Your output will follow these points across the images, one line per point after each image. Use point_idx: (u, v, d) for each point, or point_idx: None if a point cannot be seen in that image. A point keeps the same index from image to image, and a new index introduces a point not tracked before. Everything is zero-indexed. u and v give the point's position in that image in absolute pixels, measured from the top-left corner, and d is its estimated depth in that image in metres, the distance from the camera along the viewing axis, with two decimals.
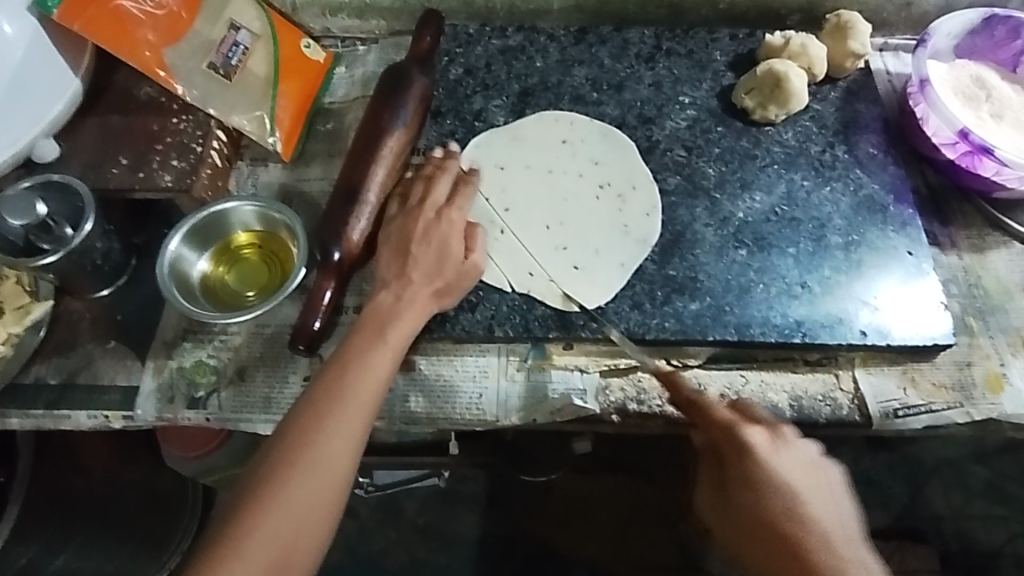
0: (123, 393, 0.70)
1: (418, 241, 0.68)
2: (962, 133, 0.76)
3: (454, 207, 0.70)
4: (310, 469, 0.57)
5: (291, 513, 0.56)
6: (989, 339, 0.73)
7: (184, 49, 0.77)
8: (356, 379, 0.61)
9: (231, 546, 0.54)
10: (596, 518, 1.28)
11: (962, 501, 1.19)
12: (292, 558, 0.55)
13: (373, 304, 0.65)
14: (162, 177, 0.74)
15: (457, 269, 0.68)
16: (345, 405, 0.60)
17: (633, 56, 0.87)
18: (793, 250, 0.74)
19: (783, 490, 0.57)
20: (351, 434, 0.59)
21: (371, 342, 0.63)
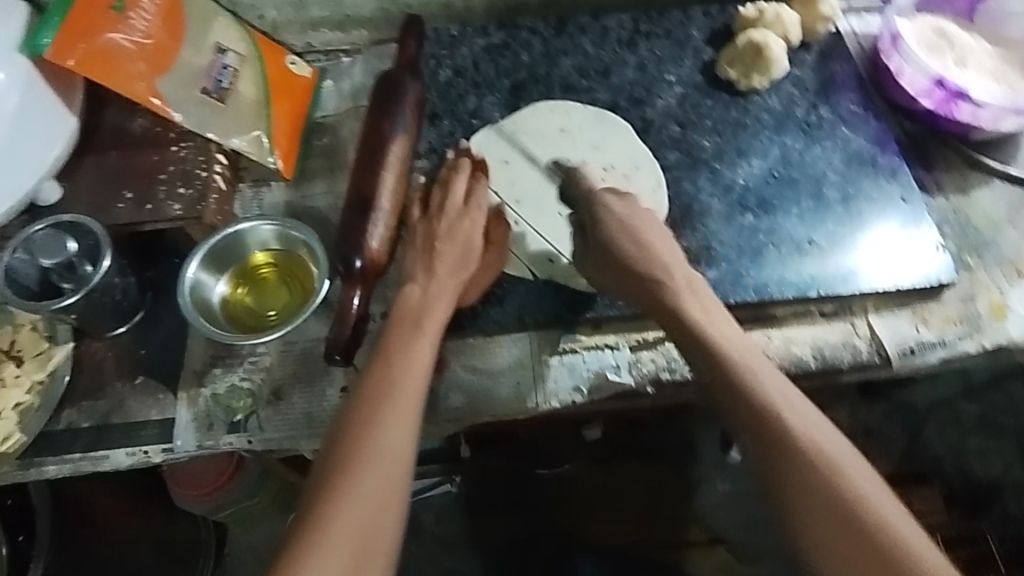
0: (160, 428, 0.69)
1: (442, 238, 0.70)
2: (938, 79, 0.82)
3: (473, 206, 0.72)
4: (374, 457, 0.58)
5: (364, 500, 0.56)
6: (988, 272, 0.77)
7: (175, 77, 0.76)
8: (403, 368, 0.63)
9: (316, 535, 0.54)
10: (620, 505, 1.30)
11: (957, 439, 1.24)
12: (374, 545, 0.55)
13: (402, 301, 0.67)
14: (170, 207, 0.73)
15: (480, 262, 0.71)
16: (398, 393, 0.61)
17: (614, 42, 0.90)
18: (795, 209, 0.77)
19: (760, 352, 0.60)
20: (408, 419, 0.60)
21: (409, 334, 0.65)
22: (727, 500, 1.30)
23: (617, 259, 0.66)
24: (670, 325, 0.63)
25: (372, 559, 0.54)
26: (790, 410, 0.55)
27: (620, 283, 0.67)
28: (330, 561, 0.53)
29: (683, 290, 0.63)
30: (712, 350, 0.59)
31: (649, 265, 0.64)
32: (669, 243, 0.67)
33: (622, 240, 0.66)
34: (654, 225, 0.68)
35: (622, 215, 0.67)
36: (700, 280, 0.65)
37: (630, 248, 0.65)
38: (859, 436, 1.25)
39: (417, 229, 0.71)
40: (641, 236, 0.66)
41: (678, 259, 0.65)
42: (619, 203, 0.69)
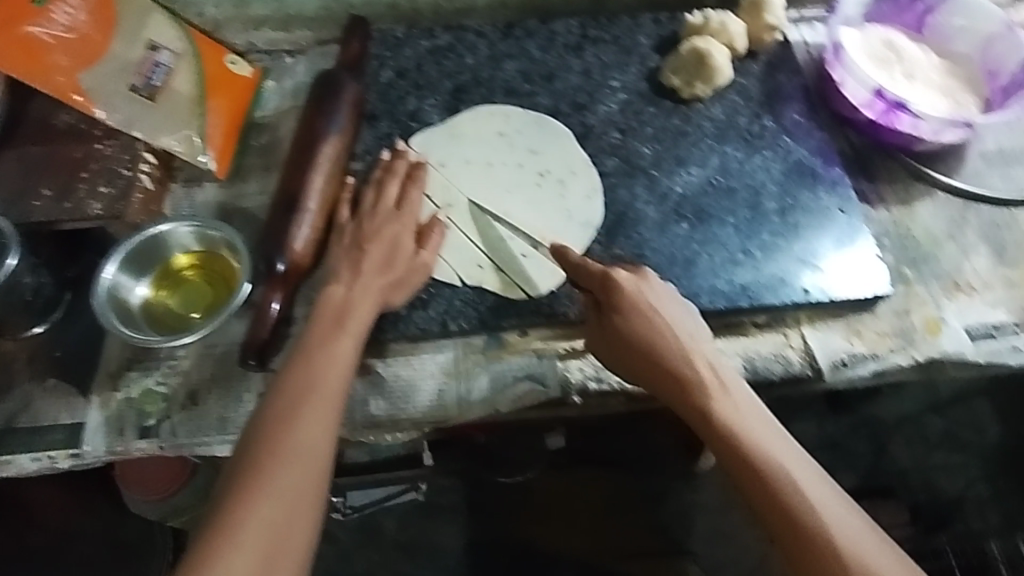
0: (67, 431, 0.67)
1: (371, 239, 0.68)
2: (878, 91, 0.81)
3: (406, 207, 0.71)
4: (288, 458, 0.56)
5: (278, 502, 0.55)
6: (925, 286, 0.76)
7: (102, 71, 0.75)
8: (322, 366, 0.61)
9: (226, 538, 0.53)
10: (575, 511, 1.28)
11: (922, 453, 1.22)
12: (286, 548, 0.54)
13: (324, 300, 0.65)
14: (91, 205, 0.72)
15: (408, 263, 0.68)
16: (315, 392, 0.59)
17: (560, 46, 0.89)
18: (731, 219, 0.76)
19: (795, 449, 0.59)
20: (326, 418, 0.59)
21: (330, 331, 0.63)
22: (697, 510, 1.28)
23: (641, 351, 0.63)
24: (703, 429, 0.60)
25: (284, 563, 0.54)
26: (833, 525, 0.55)
27: (641, 374, 0.64)
28: (240, 565, 0.53)
29: (716, 391, 0.60)
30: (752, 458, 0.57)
31: (677, 360, 0.62)
32: (689, 326, 0.64)
33: (649, 331, 0.63)
34: (674, 307, 0.64)
35: (641, 298, 0.64)
36: (730, 371, 0.62)
37: (655, 340, 0.62)
38: (827, 449, 1.23)
39: (345, 228, 0.70)
40: (665, 327, 0.63)
41: (704, 350, 0.63)
42: (641, 285, 0.64)
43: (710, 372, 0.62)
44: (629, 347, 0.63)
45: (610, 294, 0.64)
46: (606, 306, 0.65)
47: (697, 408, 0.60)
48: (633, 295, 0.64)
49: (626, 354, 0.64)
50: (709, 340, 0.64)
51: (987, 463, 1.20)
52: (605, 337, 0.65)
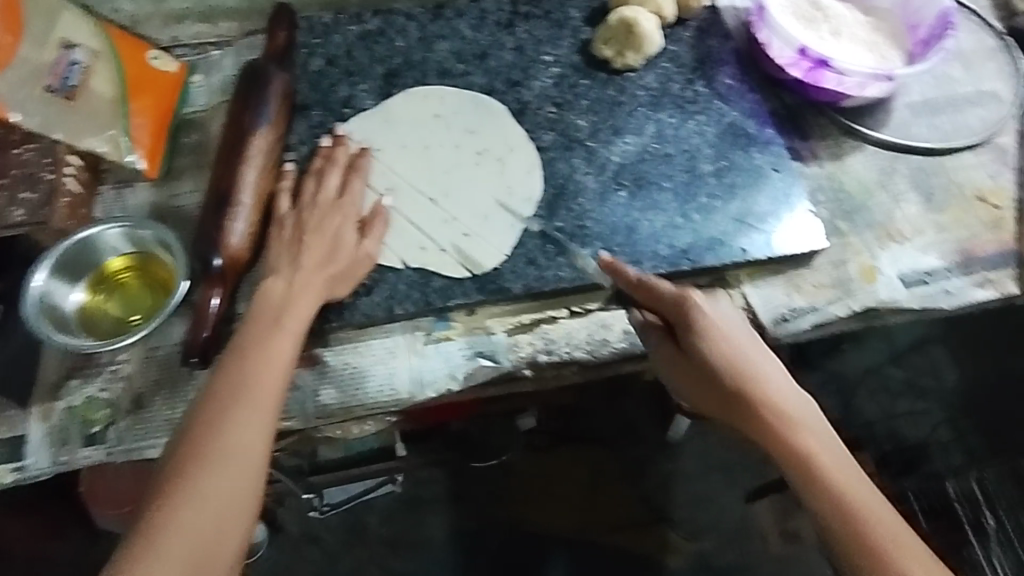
0: (10, 447, 0.65)
1: (310, 232, 0.68)
2: (801, 50, 0.82)
3: (347, 195, 0.72)
4: (216, 463, 0.56)
5: (203, 509, 0.54)
6: (858, 236, 0.78)
7: (13, 76, 0.71)
8: (257, 364, 0.60)
9: (148, 544, 0.53)
10: (560, 492, 1.28)
11: (888, 403, 1.16)
12: (212, 554, 0.54)
13: (262, 296, 0.64)
14: (12, 213, 0.70)
15: (352, 255, 0.68)
16: (248, 391, 0.59)
17: (492, 24, 0.89)
18: (669, 184, 0.78)
19: (859, 473, 0.58)
20: (260, 419, 0.58)
21: (267, 328, 0.62)
22: (681, 479, 1.30)
23: (718, 376, 0.61)
24: (774, 452, 0.59)
25: (210, 570, 0.53)
26: (887, 530, 0.55)
27: (714, 400, 0.62)
28: (163, 570, 0.52)
29: (794, 421, 0.59)
30: (821, 478, 0.57)
31: (742, 383, 0.60)
32: (753, 345, 0.63)
33: (725, 356, 0.61)
34: (749, 339, 0.63)
35: (714, 326, 0.62)
36: (802, 397, 0.61)
37: (735, 371, 0.61)
38: None
39: (286, 220, 0.69)
40: (734, 352, 0.61)
41: (775, 375, 0.62)
42: (713, 311, 0.63)
43: (777, 395, 0.60)
44: (706, 376, 0.62)
45: (681, 312, 0.63)
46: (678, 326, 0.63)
47: (770, 435, 0.59)
48: (703, 318, 0.62)
49: (704, 383, 0.62)
50: (782, 371, 0.62)
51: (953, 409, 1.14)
52: (681, 365, 0.64)
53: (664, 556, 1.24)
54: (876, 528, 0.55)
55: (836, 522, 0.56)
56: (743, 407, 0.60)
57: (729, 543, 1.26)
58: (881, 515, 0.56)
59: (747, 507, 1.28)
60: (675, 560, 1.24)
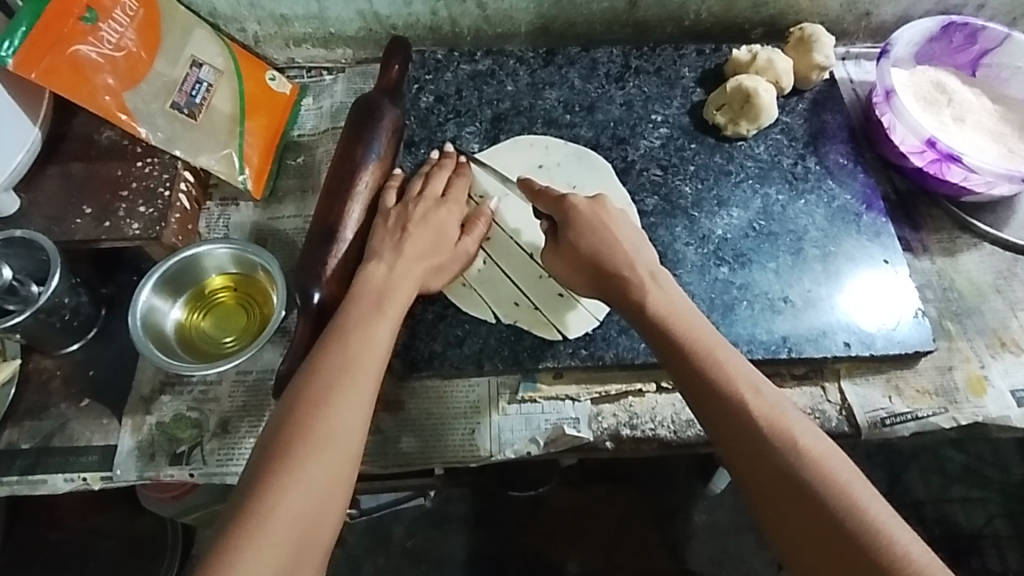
0: (101, 454, 0.67)
1: (416, 223, 0.70)
2: (929, 141, 0.78)
3: (451, 197, 0.74)
4: (322, 442, 0.54)
5: (309, 489, 0.53)
6: (968, 341, 0.74)
7: (145, 91, 0.74)
8: (361, 353, 0.60)
9: (257, 524, 0.50)
10: (588, 531, 1.23)
11: (940, 486, 1.21)
12: (313, 540, 0.52)
13: (364, 279, 0.66)
14: (128, 225, 0.71)
15: (451, 250, 0.71)
16: (354, 377, 0.58)
17: (602, 76, 0.88)
18: (772, 264, 0.75)
19: (730, 349, 0.58)
20: (364, 405, 0.58)
21: (371, 314, 0.63)
22: (703, 531, 1.26)
23: (589, 257, 0.65)
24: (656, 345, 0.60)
25: (310, 554, 0.51)
26: (755, 399, 0.54)
27: (589, 283, 0.66)
28: (271, 552, 0.49)
29: (650, 288, 0.62)
30: (676, 343, 0.58)
31: (624, 274, 0.64)
32: (640, 247, 0.66)
33: (595, 239, 0.65)
34: (624, 226, 0.67)
35: (592, 213, 0.67)
36: (667, 277, 0.64)
37: (603, 251, 0.65)
38: None
39: (390, 212, 0.72)
40: (610, 238, 0.65)
41: (643, 255, 0.65)
42: (595, 206, 0.68)
43: (647, 282, 0.63)
44: (579, 257, 0.66)
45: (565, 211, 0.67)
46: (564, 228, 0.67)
47: (632, 301, 0.62)
48: (588, 217, 0.67)
49: (575, 264, 0.66)
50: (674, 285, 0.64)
51: (1007, 500, 1.20)
52: (561, 258, 0.68)
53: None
54: (739, 395, 0.54)
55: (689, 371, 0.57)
56: (609, 283, 0.64)
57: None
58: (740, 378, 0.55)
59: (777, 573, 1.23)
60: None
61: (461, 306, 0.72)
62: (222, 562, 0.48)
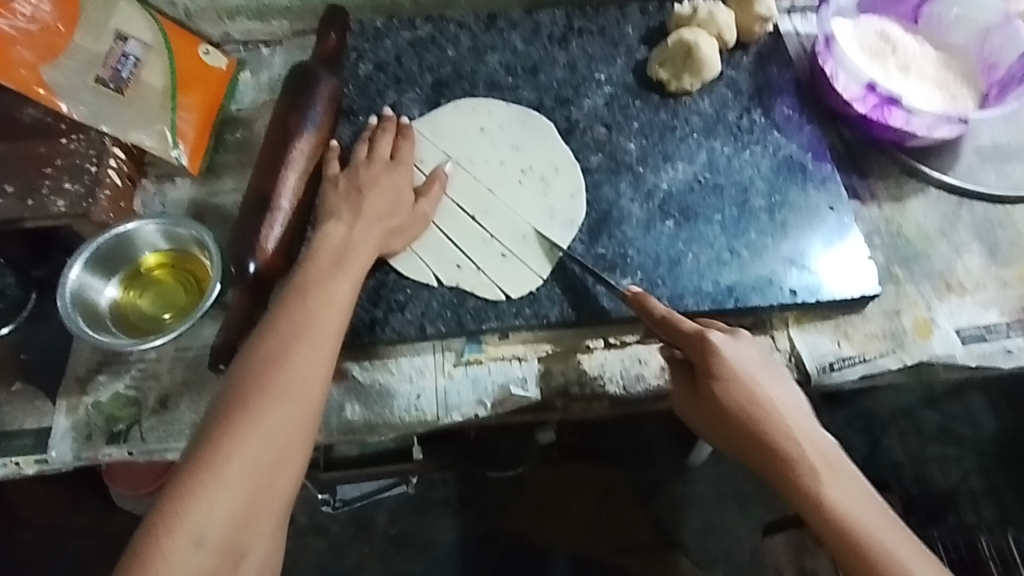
0: (34, 437, 0.65)
1: (370, 185, 0.70)
2: (870, 86, 0.79)
3: (402, 157, 0.74)
4: (278, 394, 0.55)
5: (265, 439, 0.54)
6: (915, 286, 0.74)
7: (65, 65, 0.73)
8: (319, 309, 0.60)
9: (212, 475, 0.52)
10: (568, 506, 1.23)
11: (917, 447, 1.22)
12: (269, 492, 0.54)
13: (323, 238, 0.65)
14: (54, 203, 0.70)
15: (409, 212, 0.71)
16: (313, 334, 0.58)
17: (545, 38, 0.86)
18: (718, 217, 0.75)
19: (887, 522, 0.55)
20: (324, 360, 0.58)
21: (331, 271, 0.63)
22: (691, 504, 1.25)
23: (734, 417, 0.58)
24: (810, 512, 0.56)
25: (264, 503, 0.53)
26: None
27: (727, 437, 0.60)
28: (226, 501, 0.52)
29: (804, 448, 0.57)
30: (836, 521, 0.54)
31: (769, 426, 0.58)
32: (786, 394, 0.60)
33: (742, 395, 0.58)
34: (766, 371, 0.60)
35: (738, 365, 0.59)
36: (811, 421, 0.59)
37: (752, 411, 0.58)
38: None
39: (339, 176, 0.71)
40: (757, 394, 0.59)
41: (786, 403, 0.59)
42: (735, 348, 0.60)
43: (798, 439, 0.58)
44: (719, 414, 0.59)
45: (703, 354, 0.60)
46: (701, 373, 0.60)
47: (782, 461, 0.57)
48: (728, 365, 0.59)
49: (711, 416, 0.60)
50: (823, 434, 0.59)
51: (981, 457, 1.20)
52: (694, 403, 0.62)
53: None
54: None
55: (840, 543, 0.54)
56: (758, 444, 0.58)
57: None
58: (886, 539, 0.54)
59: (762, 542, 1.21)
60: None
61: (401, 271, 0.70)
62: (176, 508, 0.51)
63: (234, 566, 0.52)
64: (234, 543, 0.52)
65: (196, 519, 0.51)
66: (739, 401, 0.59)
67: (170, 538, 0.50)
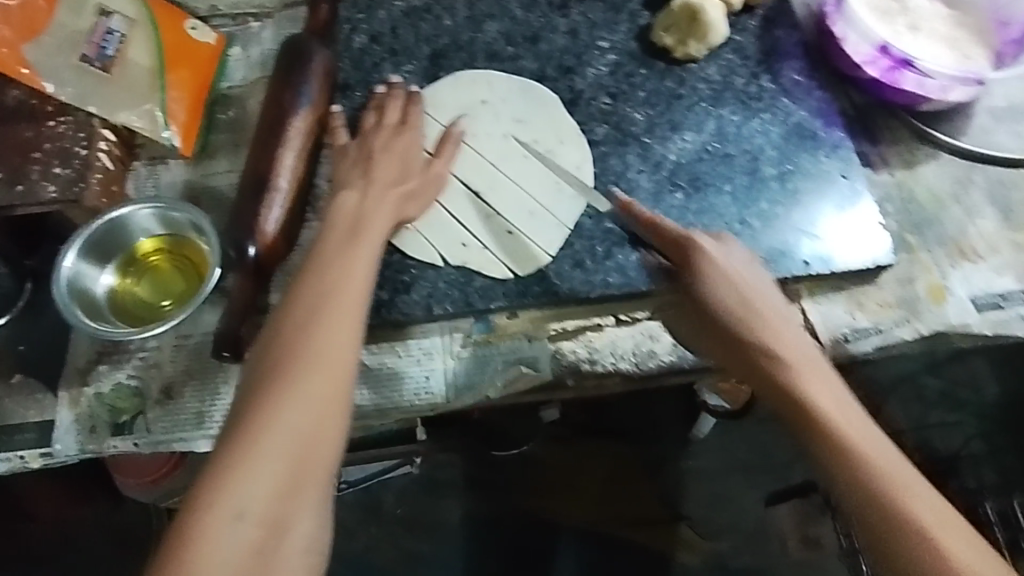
0: (38, 430, 0.64)
1: (380, 151, 0.69)
2: (882, 47, 0.78)
3: (411, 122, 0.72)
4: (309, 362, 0.54)
5: (301, 407, 0.52)
6: (929, 253, 0.73)
7: (47, 43, 0.72)
8: (341, 276, 0.59)
9: (250, 445, 0.50)
10: (579, 482, 1.23)
11: (919, 414, 1.22)
12: (311, 462, 0.51)
13: (337, 208, 0.64)
14: (44, 188, 0.67)
15: (422, 175, 0.70)
16: (339, 299, 0.57)
17: (545, 5, 0.83)
18: (728, 188, 0.73)
19: (863, 419, 0.50)
20: (352, 328, 0.57)
21: (348, 241, 0.62)
22: (695, 477, 1.24)
23: (713, 313, 0.57)
24: (770, 393, 0.54)
25: (308, 474, 0.51)
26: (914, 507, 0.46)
27: (721, 350, 0.58)
28: (264, 472, 0.50)
29: (779, 335, 0.55)
30: (786, 385, 0.52)
31: (741, 319, 0.56)
32: (775, 303, 0.57)
33: (727, 293, 0.57)
34: (749, 269, 0.59)
35: (725, 264, 0.59)
36: (796, 324, 0.57)
37: (732, 293, 0.57)
38: None
39: (349, 145, 0.70)
40: (736, 281, 0.58)
41: (770, 301, 0.57)
42: (719, 247, 0.60)
43: (773, 337, 0.55)
44: (701, 305, 0.58)
45: (685, 256, 0.60)
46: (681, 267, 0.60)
47: (755, 355, 0.55)
48: (707, 261, 0.59)
49: (696, 302, 0.59)
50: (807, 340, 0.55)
51: (982, 422, 1.21)
52: (682, 286, 0.61)
53: (680, 554, 1.19)
54: (898, 503, 0.46)
55: (827, 442, 0.49)
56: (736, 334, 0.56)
57: (747, 544, 1.21)
58: (886, 463, 0.48)
59: (766, 511, 1.22)
60: (690, 559, 1.19)
61: (406, 251, 0.68)
62: (217, 484, 0.49)
63: (279, 542, 0.49)
64: (278, 517, 0.49)
65: (236, 493, 0.49)
66: (721, 296, 0.57)
67: (209, 514, 0.48)
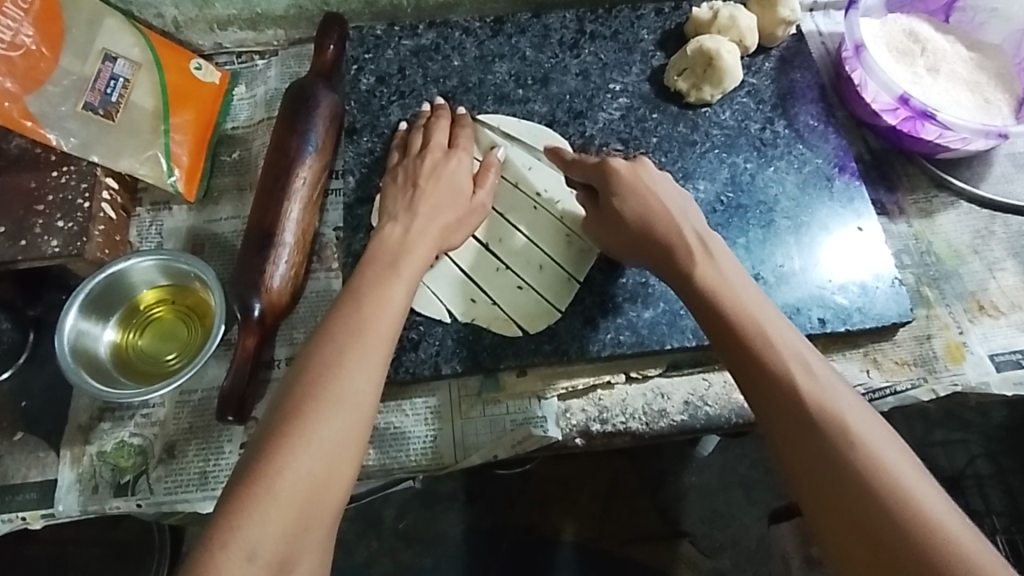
0: (40, 490, 0.63)
1: (426, 177, 0.67)
2: (901, 99, 0.72)
3: (460, 148, 0.71)
4: (335, 404, 0.50)
5: (319, 451, 0.48)
6: (946, 307, 0.72)
7: (52, 92, 0.70)
8: (372, 313, 0.56)
9: (264, 487, 0.46)
10: (579, 494, 1.20)
11: (922, 431, 1.10)
12: (321, 504, 0.48)
13: (380, 241, 0.62)
14: (47, 243, 0.66)
15: (467, 203, 0.68)
16: (366, 338, 0.54)
17: (556, 44, 0.81)
18: (743, 240, 0.71)
19: (781, 322, 0.52)
20: (376, 366, 0.53)
21: (383, 276, 0.59)
22: (693, 493, 1.23)
23: (635, 224, 0.61)
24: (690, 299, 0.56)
25: (318, 523, 0.47)
26: (825, 402, 0.46)
27: (635, 249, 0.62)
28: (277, 513, 0.46)
29: (699, 250, 0.57)
30: (705, 295, 0.54)
31: (662, 229, 0.59)
32: (684, 205, 0.61)
33: (634, 205, 0.61)
34: (671, 191, 0.62)
35: (637, 178, 0.62)
36: (718, 241, 0.59)
37: (646, 209, 0.60)
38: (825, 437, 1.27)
39: (397, 169, 0.70)
40: (655, 200, 0.61)
41: (693, 221, 0.60)
42: (630, 168, 0.63)
43: (691, 249, 0.57)
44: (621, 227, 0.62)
45: (602, 176, 0.64)
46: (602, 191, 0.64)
47: (678, 265, 0.58)
48: (623, 177, 0.62)
49: (618, 230, 0.62)
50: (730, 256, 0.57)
51: (988, 440, 1.09)
52: (602, 221, 0.65)
53: (678, 569, 1.16)
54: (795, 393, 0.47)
55: (741, 356, 0.50)
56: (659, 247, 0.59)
57: (747, 562, 1.20)
58: (816, 392, 0.47)
59: (768, 529, 1.20)
60: None
61: (414, 307, 0.67)
62: (227, 527, 0.45)
63: None
64: (287, 557, 0.45)
65: (249, 533, 0.45)
66: (625, 207, 0.61)
67: (223, 554, 0.44)
